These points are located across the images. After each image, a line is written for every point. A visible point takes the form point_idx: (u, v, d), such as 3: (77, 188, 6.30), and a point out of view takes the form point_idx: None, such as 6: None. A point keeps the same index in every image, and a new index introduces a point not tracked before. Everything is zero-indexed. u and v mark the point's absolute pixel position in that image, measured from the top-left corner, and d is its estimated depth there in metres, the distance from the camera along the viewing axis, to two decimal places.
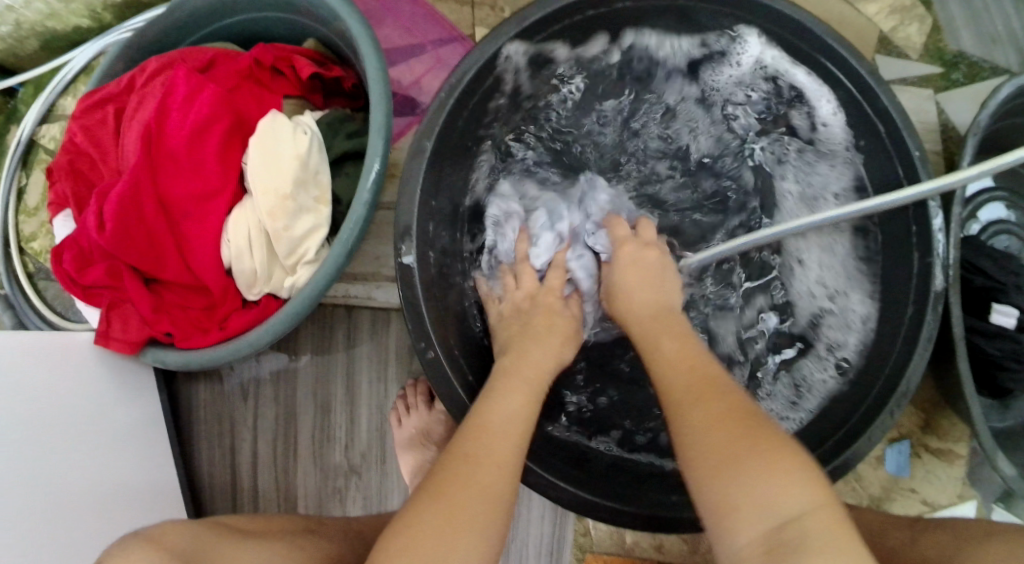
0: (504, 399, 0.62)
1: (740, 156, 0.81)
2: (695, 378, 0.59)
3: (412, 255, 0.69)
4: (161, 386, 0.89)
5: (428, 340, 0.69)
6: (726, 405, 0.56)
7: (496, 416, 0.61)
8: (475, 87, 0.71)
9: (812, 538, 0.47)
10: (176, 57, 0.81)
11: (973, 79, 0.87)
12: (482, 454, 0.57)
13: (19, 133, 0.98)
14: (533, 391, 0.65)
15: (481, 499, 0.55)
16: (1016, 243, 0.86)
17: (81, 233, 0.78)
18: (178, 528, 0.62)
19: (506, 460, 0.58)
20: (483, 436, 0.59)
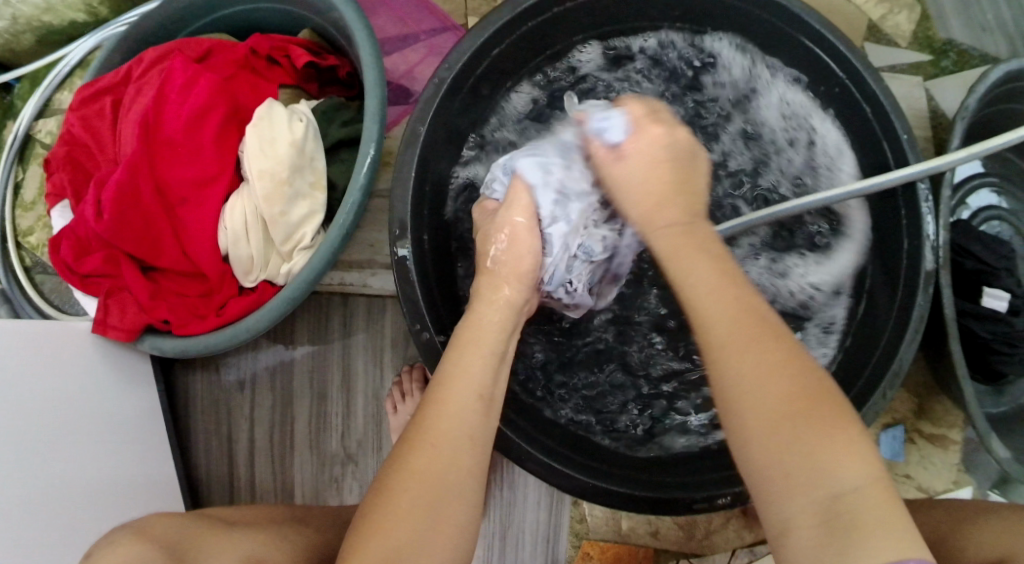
0: (455, 395, 0.57)
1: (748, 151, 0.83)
2: (724, 297, 0.55)
3: (408, 248, 0.69)
4: (158, 375, 0.89)
5: (422, 320, 0.69)
6: (800, 396, 0.50)
7: (445, 421, 0.56)
8: (468, 72, 0.72)
9: (864, 517, 0.46)
10: (173, 47, 0.82)
11: (963, 66, 0.88)
12: (425, 468, 0.55)
13: (16, 127, 0.99)
14: (489, 379, 0.59)
15: (418, 521, 0.53)
16: (1007, 228, 0.87)
17: (79, 223, 0.78)
18: (165, 519, 0.65)
19: (462, 428, 0.56)
20: (439, 404, 0.57)
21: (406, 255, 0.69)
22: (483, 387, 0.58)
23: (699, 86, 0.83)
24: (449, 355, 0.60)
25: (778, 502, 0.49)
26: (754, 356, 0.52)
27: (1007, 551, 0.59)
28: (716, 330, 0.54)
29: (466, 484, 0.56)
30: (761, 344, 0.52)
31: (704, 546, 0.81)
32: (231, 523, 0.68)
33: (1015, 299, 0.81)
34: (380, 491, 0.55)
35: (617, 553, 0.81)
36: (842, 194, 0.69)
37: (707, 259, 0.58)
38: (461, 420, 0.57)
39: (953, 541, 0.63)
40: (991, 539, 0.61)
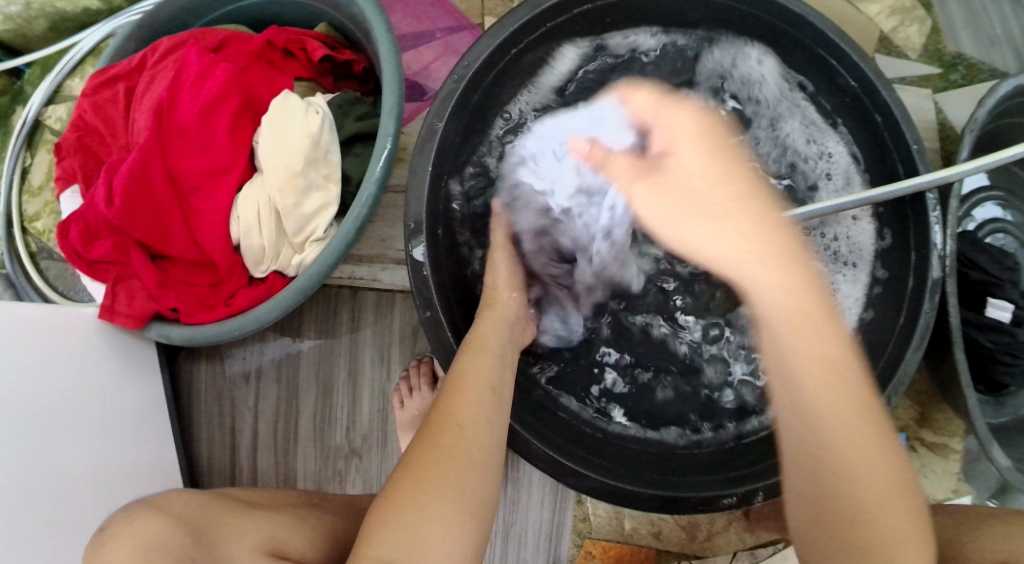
0: (472, 386, 0.62)
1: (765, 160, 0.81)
2: (818, 340, 0.58)
3: (424, 247, 0.69)
4: (163, 364, 0.89)
5: (435, 311, 0.69)
6: (873, 449, 0.56)
7: (462, 408, 0.60)
8: (485, 72, 0.72)
9: (906, 551, 0.54)
10: (189, 37, 0.82)
11: (971, 80, 0.89)
12: (448, 446, 0.59)
13: (25, 112, 0.98)
14: (499, 376, 0.64)
15: (445, 498, 0.56)
16: (1011, 240, 0.88)
17: (88, 208, 0.78)
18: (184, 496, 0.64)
19: (477, 416, 0.60)
20: (454, 396, 0.61)
21: (422, 256, 0.69)
22: (494, 383, 0.63)
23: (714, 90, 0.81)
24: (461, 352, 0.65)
25: (814, 536, 0.57)
26: (829, 394, 0.57)
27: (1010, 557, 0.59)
28: (802, 369, 0.58)
29: (482, 467, 0.59)
30: (852, 409, 0.57)
31: (705, 549, 0.82)
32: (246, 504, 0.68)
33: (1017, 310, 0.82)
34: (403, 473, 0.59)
35: (619, 553, 0.81)
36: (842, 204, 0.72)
37: (787, 274, 0.60)
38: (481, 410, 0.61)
39: (956, 546, 0.64)
40: (994, 544, 0.62)
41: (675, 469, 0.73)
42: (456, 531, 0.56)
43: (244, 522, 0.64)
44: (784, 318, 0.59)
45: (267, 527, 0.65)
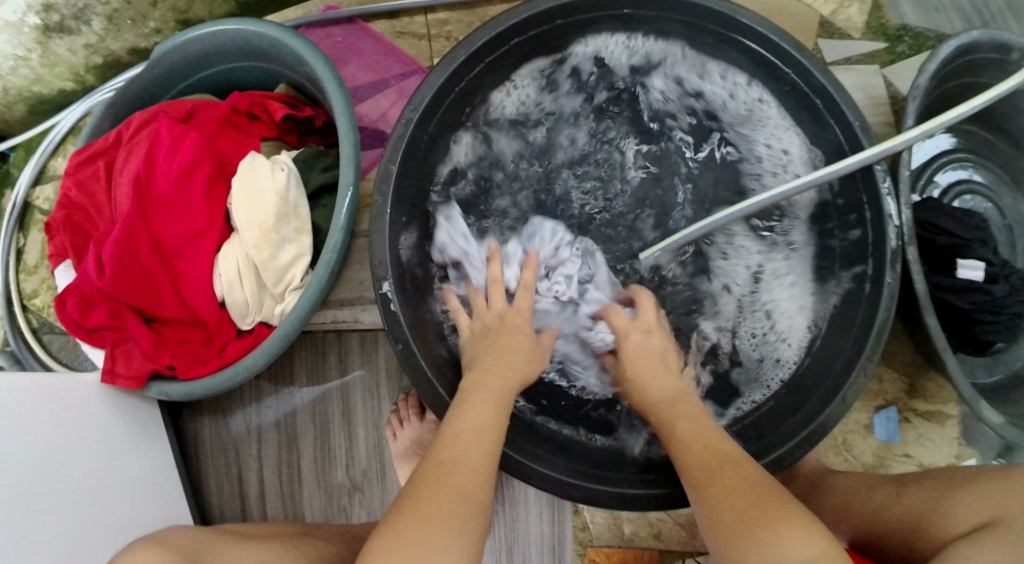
0: (468, 428, 0.65)
1: (714, 152, 0.83)
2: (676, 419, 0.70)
3: (390, 284, 0.73)
4: (167, 423, 0.92)
5: (406, 340, 0.73)
6: (760, 496, 0.60)
7: (464, 424, 0.65)
8: (432, 110, 0.75)
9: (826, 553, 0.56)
10: (158, 111, 0.85)
11: (918, 50, 0.91)
12: (453, 456, 0.63)
13: (14, 196, 1.03)
14: (495, 397, 0.69)
15: (445, 527, 0.57)
16: (978, 200, 0.90)
17: (83, 279, 0.82)
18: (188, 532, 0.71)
19: (480, 427, 0.66)
20: (457, 414, 0.67)
21: (391, 295, 0.73)
22: (496, 397, 0.69)
23: (653, 90, 0.83)
24: (463, 375, 0.71)
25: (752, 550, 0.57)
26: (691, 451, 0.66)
27: (997, 516, 0.61)
28: (681, 428, 0.69)
29: (486, 473, 0.63)
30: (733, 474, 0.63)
31: (708, 544, 0.83)
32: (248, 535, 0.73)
33: (989, 267, 0.83)
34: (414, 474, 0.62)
35: (622, 558, 0.83)
36: (799, 185, 0.72)
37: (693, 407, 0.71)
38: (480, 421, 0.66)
39: (945, 511, 0.65)
40: (982, 508, 0.63)
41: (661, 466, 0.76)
42: (467, 524, 0.59)
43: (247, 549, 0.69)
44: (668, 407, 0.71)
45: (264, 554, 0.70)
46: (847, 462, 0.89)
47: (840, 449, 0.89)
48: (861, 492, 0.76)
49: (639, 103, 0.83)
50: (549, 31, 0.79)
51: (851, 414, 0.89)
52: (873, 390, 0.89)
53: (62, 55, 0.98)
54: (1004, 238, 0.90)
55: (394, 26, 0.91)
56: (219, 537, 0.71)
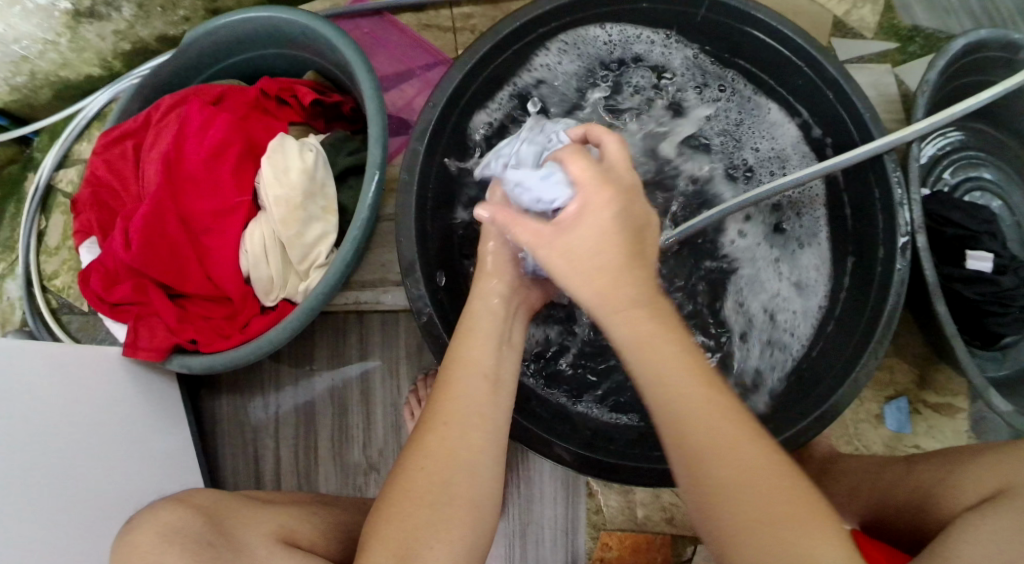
0: (462, 379, 0.62)
1: (716, 143, 0.88)
2: (684, 382, 0.54)
3: (421, 285, 0.73)
4: (186, 402, 0.93)
5: (430, 313, 0.74)
6: (754, 440, 0.53)
7: (453, 405, 0.61)
8: (457, 95, 0.77)
9: None
10: (190, 93, 0.87)
11: (929, 51, 0.94)
12: (439, 446, 0.60)
13: (38, 178, 1.04)
14: (492, 362, 0.63)
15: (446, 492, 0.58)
16: (986, 197, 0.92)
17: (108, 255, 0.83)
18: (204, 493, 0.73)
19: (470, 407, 0.61)
20: (446, 390, 0.62)
21: (418, 286, 0.73)
22: (487, 368, 0.63)
23: (656, 84, 0.88)
24: (454, 344, 0.65)
25: None
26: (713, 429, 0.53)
27: (1006, 485, 0.62)
28: (684, 410, 0.53)
29: (478, 459, 0.60)
30: (721, 417, 0.53)
31: None
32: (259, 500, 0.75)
33: (998, 258, 0.85)
34: (398, 465, 0.61)
35: (635, 541, 0.84)
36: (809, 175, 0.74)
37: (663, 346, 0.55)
38: (471, 399, 0.61)
39: (955, 484, 0.66)
40: (989, 481, 0.64)
41: None
42: (454, 521, 0.58)
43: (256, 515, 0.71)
44: (583, 251, 0.58)
45: (278, 521, 0.71)
46: (858, 452, 0.90)
47: (851, 438, 0.90)
48: (875, 471, 0.77)
49: (644, 96, 0.89)
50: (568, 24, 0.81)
51: (862, 404, 0.90)
52: (884, 381, 0.90)
53: (91, 40, 0.99)
54: (1014, 235, 0.92)
55: (420, 20, 0.93)
56: (235, 500, 0.73)
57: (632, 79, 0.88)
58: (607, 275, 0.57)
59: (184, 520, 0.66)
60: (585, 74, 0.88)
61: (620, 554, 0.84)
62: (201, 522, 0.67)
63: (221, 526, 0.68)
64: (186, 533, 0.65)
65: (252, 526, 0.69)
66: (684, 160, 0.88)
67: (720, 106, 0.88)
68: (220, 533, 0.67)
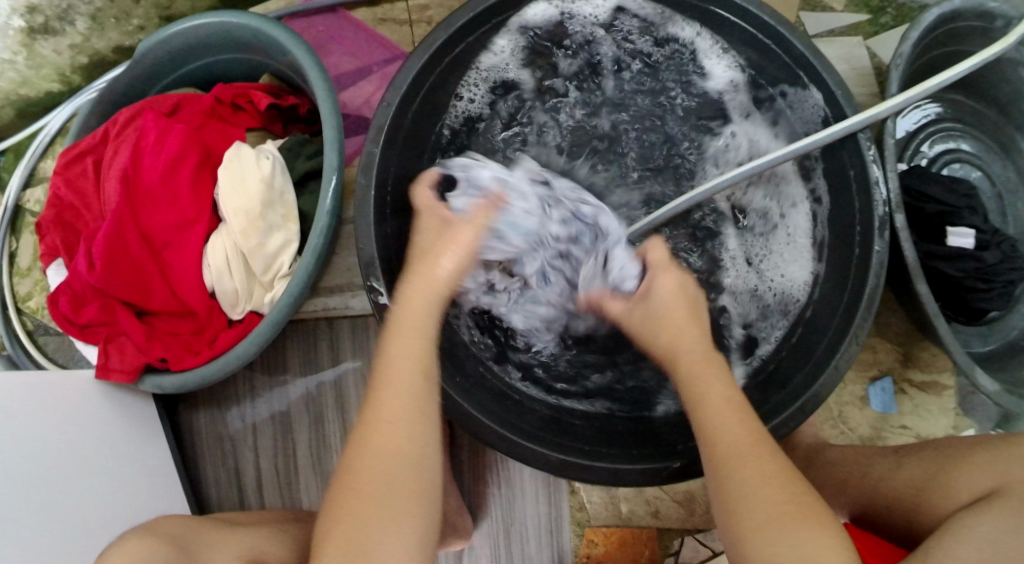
0: (399, 371, 0.62)
1: (679, 112, 0.85)
2: (705, 385, 0.64)
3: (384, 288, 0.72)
4: (163, 417, 0.93)
5: None
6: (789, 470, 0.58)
7: (393, 399, 0.60)
8: (412, 95, 0.75)
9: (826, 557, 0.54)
10: (144, 105, 0.86)
11: (902, 21, 0.91)
12: (381, 442, 0.59)
13: (5, 200, 1.03)
14: (427, 354, 0.63)
15: (383, 491, 0.58)
16: (966, 169, 0.90)
17: (74, 277, 0.82)
18: (176, 521, 0.72)
19: (410, 401, 0.61)
20: (386, 384, 0.61)
21: (381, 291, 0.72)
22: (424, 362, 0.63)
23: (607, 50, 0.85)
24: (387, 335, 0.64)
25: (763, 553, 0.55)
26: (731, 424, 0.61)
27: (1003, 486, 0.61)
28: (710, 401, 0.63)
29: (420, 453, 0.60)
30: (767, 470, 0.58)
31: (706, 521, 0.83)
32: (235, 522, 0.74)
33: (980, 234, 0.83)
34: (344, 462, 0.60)
35: (620, 536, 0.83)
36: (782, 155, 0.73)
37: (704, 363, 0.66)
38: (410, 394, 0.61)
39: (944, 482, 0.65)
40: (980, 482, 0.63)
41: (649, 442, 0.75)
42: (399, 518, 0.57)
43: (232, 538, 0.71)
44: (671, 324, 0.70)
45: (252, 541, 0.71)
46: (844, 435, 0.89)
47: (836, 421, 0.89)
48: (861, 463, 0.75)
49: (597, 66, 0.85)
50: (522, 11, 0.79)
51: (846, 386, 0.89)
52: (867, 361, 0.89)
53: (47, 56, 0.98)
54: (995, 206, 0.90)
55: (375, 14, 0.91)
56: (207, 524, 0.72)
57: (580, 47, 0.85)
58: (677, 326, 0.69)
59: (152, 548, 0.65)
60: (531, 52, 0.83)
61: (606, 550, 0.83)
62: (171, 551, 0.66)
63: (190, 552, 0.67)
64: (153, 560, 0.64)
65: (219, 550, 0.68)
66: (649, 135, 0.85)
67: (683, 72, 0.84)
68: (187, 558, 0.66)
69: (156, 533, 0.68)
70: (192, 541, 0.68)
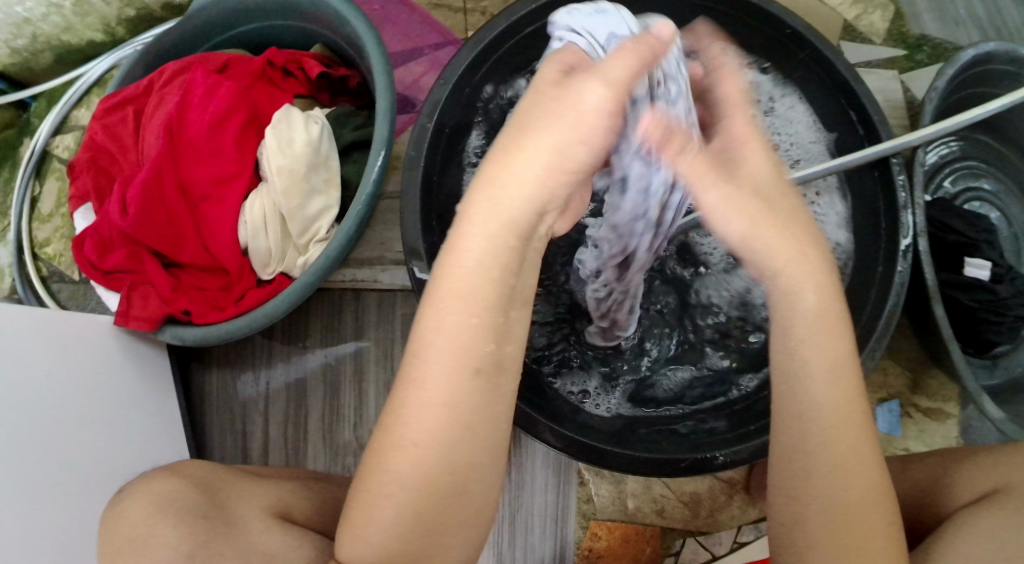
0: (440, 379, 0.51)
1: None
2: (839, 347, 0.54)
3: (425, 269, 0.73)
4: (176, 374, 0.92)
5: None
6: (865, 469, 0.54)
7: (428, 427, 0.51)
8: (468, 77, 0.77)
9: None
10: (193, 60, 0.86)
11: (937, 59, 0.94)
12: (418, 478, 0.51)
13: (34, 143, 1.03)
14: (482, 347, 0.52)
15: (447, 526, 0.53)
16: (986, 208, 0.93)
17: (104, 221, 0.82)
18: (199, 465, 0.72)
19: (458, 422, 0.51)
20: (418, 393, 0.51)
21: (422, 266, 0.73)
22: (475, 361, 0.51)
23: None
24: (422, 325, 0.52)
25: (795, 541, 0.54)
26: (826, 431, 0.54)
27: (1008, 486, 0.62)
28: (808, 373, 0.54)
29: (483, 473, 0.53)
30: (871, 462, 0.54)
31: (709, 524, 0.84)
32: (256, 474, 0.75)
33: (995, 267, 0.85)
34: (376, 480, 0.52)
35: (624, 532, 0.84)
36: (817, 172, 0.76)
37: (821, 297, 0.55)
38: (449, 419, 0.51)
39: (954, 487, 0.67)
40: (993, 487, 0.64)
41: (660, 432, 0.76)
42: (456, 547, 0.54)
43: (251, 487, 0.71)
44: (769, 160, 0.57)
45: (272, 493, 0.71)
46: None
47: None
48: None
49: None
50: None
51: None
52: (877, 382, 0.91)
53: (95, 5, 0.98)
54: (1009, 246, 0.93)
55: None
56: (231, 473, 0.72)
57: None
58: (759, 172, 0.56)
59: (178, 491, 0.65)
60: None
61: (608, 544, 0.84)
62: (195, 493, 0.66)
63: (217, 498, 0.67)
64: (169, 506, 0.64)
65: (247, 500, 0.68)
66: None
67: None
68: (216, 507, 0.65)
69: (180, 475, 0.68)
70: (215, 484, 0.69)
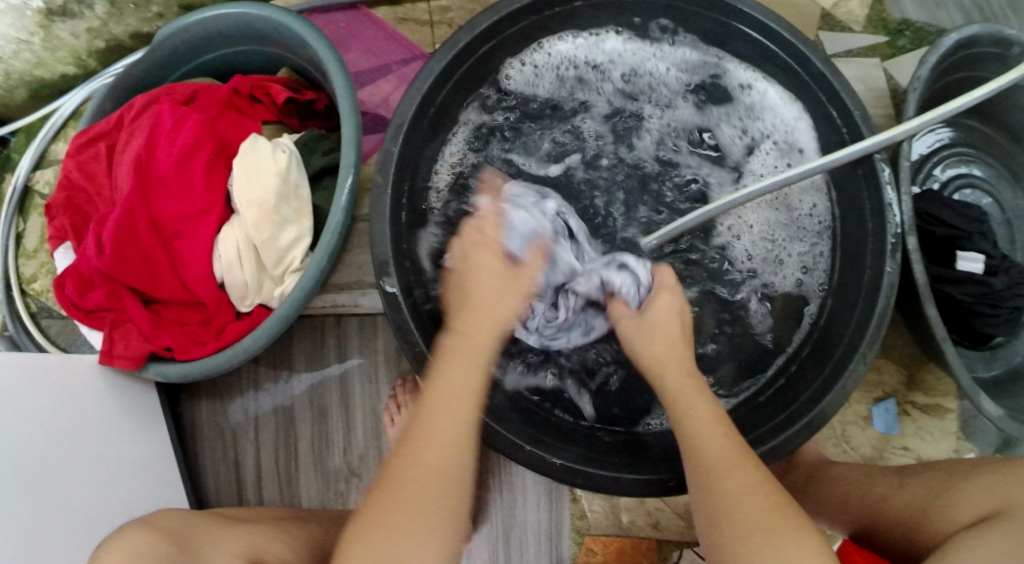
0: (454, 390, 0.61)
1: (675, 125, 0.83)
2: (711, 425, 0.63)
3: (396, 285, 0.72)
4: (165, 407, 0.93)
5: (402, 314, 0.72)
6: (762, 487, 0.59)
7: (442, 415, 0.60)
8: (433, 96, 0.75)
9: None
10: (161, 94, 0.85)
11: (920, 44, 0.91)
12: (427, 458, 0.59)
13: (14, 180, 1.03)
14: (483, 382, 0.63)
15: (437, 514, 0.58)
16: (977, 196, 0.90)
17: (81, 261, 0.81)
18: (175, 516, 0.72)
19: (463, 415, 0.61)
20: (434, 403, 0.61)
21: (391, 285, 0.72)
22: (478, 387, 0.62)
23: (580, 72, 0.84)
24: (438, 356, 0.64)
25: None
26: (732, 476, 0.60)
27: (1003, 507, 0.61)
28: (704, 449, 0.62)
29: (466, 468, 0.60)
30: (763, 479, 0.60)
31: None
32: (237, 521, 0.75)
33: (989, 260, 0.83)
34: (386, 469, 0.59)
35: (620, 546, 0.83)
36: (800, 173, 0.71)
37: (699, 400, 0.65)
38: (457, 415, 0.61)
39: (947, 501, 0.65)
40: (985, 503, 0.62)
41: (646, 453, 0.75)
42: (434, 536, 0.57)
43: (229, 537, 0.71)
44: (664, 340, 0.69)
45: (249, 540, 0.72)
46: (846, 453, 0.89)
47: (839, 440, 0.89)
48: (864, 476, 0.75)
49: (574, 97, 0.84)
50: (542, 21, 0.79)
51: (850, 406, 0.89)
52: (872, 382, 0.89)
53: (64, 39, 0.97)
54: (1004, 233, 0.90)
55: (396, 12, 0.91)
56: (208, 521, 0.73)
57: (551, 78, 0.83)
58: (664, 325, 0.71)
59: (155, 545, 0.65)
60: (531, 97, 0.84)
61: (604, 559, 0.83)
62: (171, 548, 0.66)
63: (194, 552, 0.67)
64: (152, 558, 0.64)
65: (221, 549, 0.69)
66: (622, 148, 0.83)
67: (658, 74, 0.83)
68: (191, 560, 0.66)
69: (156, 529, 0.68)
70: (193, 539, 0.69)
